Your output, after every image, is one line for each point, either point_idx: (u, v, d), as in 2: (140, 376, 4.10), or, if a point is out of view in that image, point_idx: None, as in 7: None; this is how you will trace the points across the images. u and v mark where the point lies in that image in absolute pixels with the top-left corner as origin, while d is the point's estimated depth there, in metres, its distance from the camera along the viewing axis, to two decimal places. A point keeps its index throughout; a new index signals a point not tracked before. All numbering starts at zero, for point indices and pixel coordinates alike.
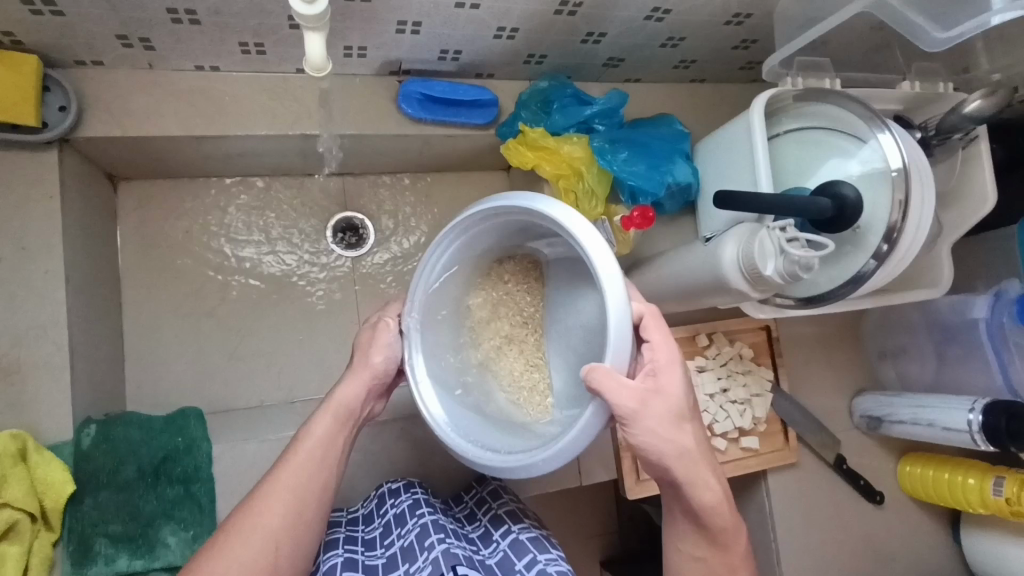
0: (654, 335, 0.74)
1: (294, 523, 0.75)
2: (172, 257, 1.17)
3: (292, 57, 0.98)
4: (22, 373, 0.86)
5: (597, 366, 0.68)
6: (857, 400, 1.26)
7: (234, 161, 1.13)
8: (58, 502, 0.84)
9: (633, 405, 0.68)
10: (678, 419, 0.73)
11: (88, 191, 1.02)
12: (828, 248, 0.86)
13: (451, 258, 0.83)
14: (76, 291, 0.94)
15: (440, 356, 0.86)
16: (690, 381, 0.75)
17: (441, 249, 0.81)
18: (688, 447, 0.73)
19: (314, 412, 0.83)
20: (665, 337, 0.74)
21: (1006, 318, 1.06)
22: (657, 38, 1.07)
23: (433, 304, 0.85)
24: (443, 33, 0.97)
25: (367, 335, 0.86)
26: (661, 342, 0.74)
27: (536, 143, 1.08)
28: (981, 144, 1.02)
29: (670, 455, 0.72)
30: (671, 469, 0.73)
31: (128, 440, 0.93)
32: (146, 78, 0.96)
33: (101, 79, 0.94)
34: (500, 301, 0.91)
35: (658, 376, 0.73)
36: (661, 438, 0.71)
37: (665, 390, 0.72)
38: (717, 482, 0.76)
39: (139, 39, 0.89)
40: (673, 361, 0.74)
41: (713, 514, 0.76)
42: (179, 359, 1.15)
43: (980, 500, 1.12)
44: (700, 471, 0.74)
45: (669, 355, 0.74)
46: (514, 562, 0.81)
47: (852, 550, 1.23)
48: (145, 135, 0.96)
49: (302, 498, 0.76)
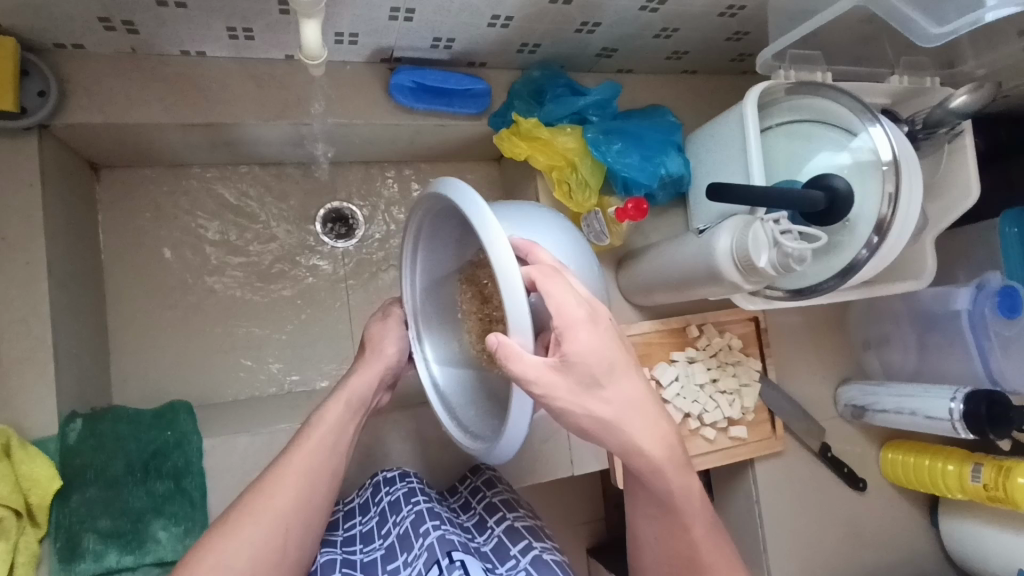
0: (553, 297, 0.66)
1: (304, 506, 0.77)
2: (158, 247, 1.15)
3: (281, 42, 0.96)
4: (3, 367, 0.84)
5: (502, 340, 0.63)
6: (841, 389, 1.29)
7: (221, 149, 1.11)
8: (45, 499, 0.83)
9: (538, 381, 0.63)
10: (597, 387, 0.68)
11: (69, 180, 0.99)
12: (820, 239, 0.85)
13: (432, 253, 0.84)
14: (58, 285, 0.91)
15: (450, 349, 0.87)
16: (607, 341, 0.68)
17: (412, 262, 0.84)
18: (607, 412, 0.69)
19: (325, 402, 0.87)
20: (569, 299, 0.66)
21: (987, 309, 1.09)
22: (651, 29, 1.06)
23: (434, 307, 0.87)
24: (437, 21, 0.95)
25: (376, 329, 0.92)
26: (566, 305, 0.66)
27: (528, 133, 1.06)
28: (966, 139, 1.04)
29: (597, 427, 0.70)
30: (597, 436, 0.71)
31: (116, 435, 0.91)
32: (129, 63, 0.93)
33: (82, 63, 0.91)
34: (488, 286, 0.84)
35: (569, 344, 0.66)
36: (575, 407, 0.67)
37: (573, 358, 0.66)
38: (651, 446, 0.73)
39: (122, 22, 0.86)
40: (584, 325, 0.66)
41: (656, 476, 0.76)
42: (166, 351, 1.13)
43: (959, 485, 1.15)
44: (632, 436, 0.71)
45: (577, 318, 0.66)
46: (508, 549, 0.81)
47: (836, 535, 1.26)
48: (130, 122, 0.94)
49: (312, 482, 0.79)
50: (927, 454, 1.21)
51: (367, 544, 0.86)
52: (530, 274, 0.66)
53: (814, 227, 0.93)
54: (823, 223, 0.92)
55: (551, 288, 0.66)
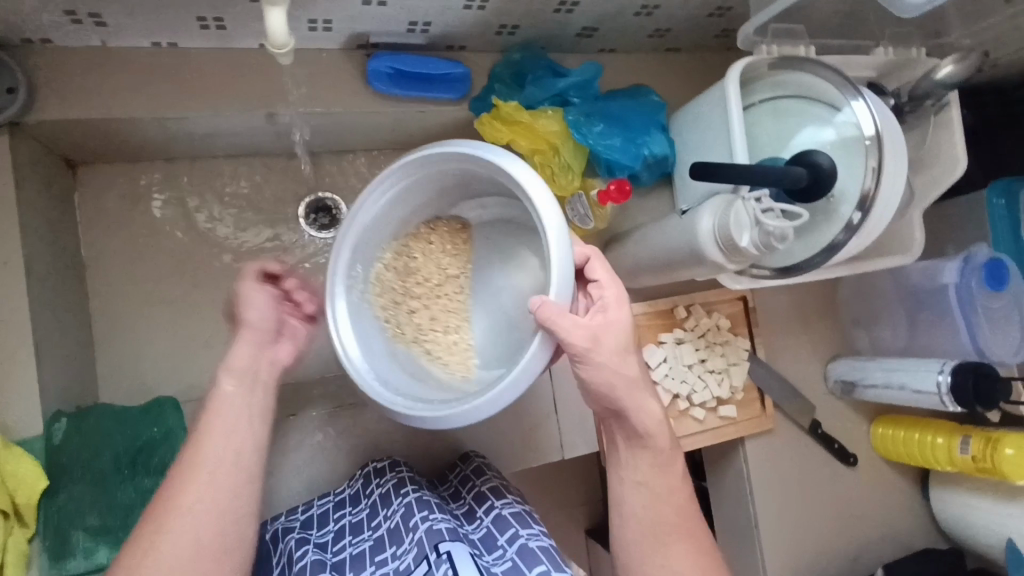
0: (600, 276, 0.80)
1: (223, 498, 0.70)
2: (140, 243, 1.14)
3: (253, 31, 0.94)
4: None
5: (546, 302, 0.73)
6: (831, 365, 1.29)
7: (198, 142, 1.09)
8: (32, 498, 0.83)
9: (584, 342, 0.75)
10: (626, 352, 0.78)
11: (45, 177, 0.98)
12: (803, 218, 0.85)
13: (389, 202, 0.88)
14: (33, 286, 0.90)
15: (359, 301, 0.89)
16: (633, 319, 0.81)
17: (380, 187, 0.86)
18: (630, 375, 0.79)
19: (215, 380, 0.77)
20: (609, 279, 0.80)
21: (974, 281, 1.09)
22: (631, 7, 1.05)
23: (361, 253, 0.89)
24: (411, 5, 0.93)
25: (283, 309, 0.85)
26: (604, 284, 0.79)
27: (510, 117, 1.05)
28: (952, 110, 1.03)
29: (620, 386, 0.78)
30: (618, 397, 0.79)
31: (101, 431, 0.92)
32: (99, 56, 0.92)
33: (51, 58, 0.90)
34: (416, 262, 0.95)
35: (609, 314, 0.78)
36: (608, 371, 0.77)
37: (611, 324, 0.77)
38: (654, 408, 0.82)
39: (89, 14, 0.84)
40: (615, 303, 0.79)
41: (650, 437, 0.82)
42: (152, 348, 1.13)
43: (948, 458, 1.16)
44: (635, 398, 0.80)
45: (617, 296, 0.79)
46: (497, 538, 0.81)
47: (828, 509, 1.27)
48: (103, 117, 0.92)
49: (223, 469, 0.71)
50: (916, 428, 1.22)
51: (356, 536, 0.86)
52: (586, 252, 0.81)
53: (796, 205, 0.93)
54: (793, 197, 0.91)
55: (596, 268, 0.80)
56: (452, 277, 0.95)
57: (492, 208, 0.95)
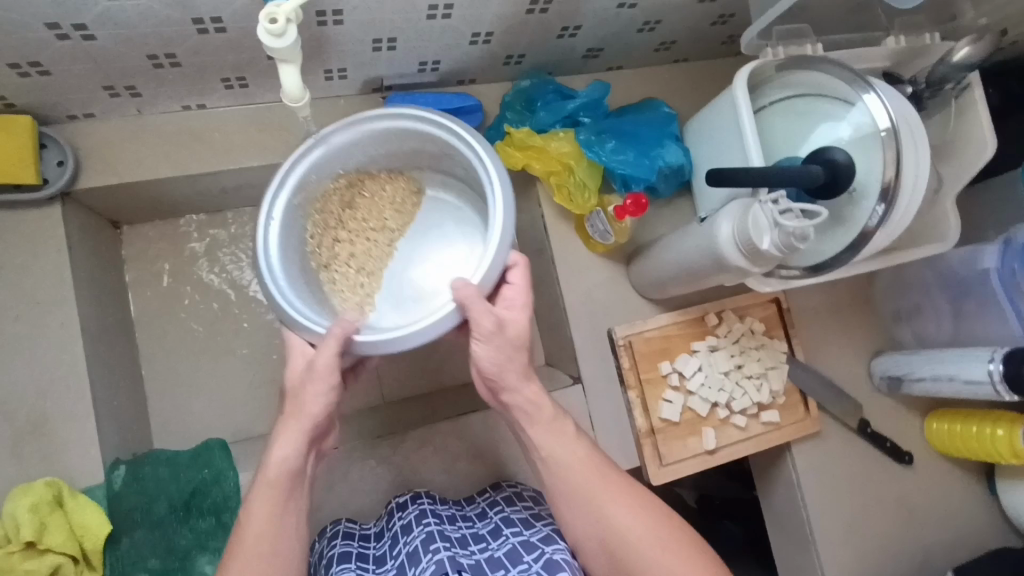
0: (514, 286, 0.82)
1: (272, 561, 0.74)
2: (180, 297, 1.20)
3: (272, 86, 1.00)
4: (51, 424, 0.90)
5: (461, 283, 0.76)
6: (875, 361, 1.25)
7: (229, 195, 1.16)
8: (97, 543, 0.88)
9: (487, 327, 0.77)
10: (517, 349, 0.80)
11: (93, 242, 1.05)
12: (824, 215, 0.83)
13: (369, 134, 0.86)
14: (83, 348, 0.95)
15: (291, 207, 0.85)
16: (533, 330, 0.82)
17: (371, 118, 0.85)
18: (509, 362, 0.79)
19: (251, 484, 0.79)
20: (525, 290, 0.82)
21: (1016, 264, 1.05)
22: (633, 26, 1.07)
23: (322, 166, 0.86)
24: (420, 47, 0.98)
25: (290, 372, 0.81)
26: (514, 295, 0.81)
27: (522, 143, 1.09)
28: (975, 92, 0.99)
29: (494, 368, 0.79)
30: (500, 374, 0.80)
31: (156, 478, 0.95)
32: (135, 123, 0.99)
33: (92, 129, 0.97)
34: (358, 198, 0.94)
35: (508, 317, 0.79)
36: (495, 355, 0.79)
37: (510, 322, 0.79)
38: (532, 387, 0.82)
39: (124, 87, 0.91)
40: (514, 310, 0.80)
41: (534, 412, 0.82)
42: (198, 395, 1.18)
43: (1011, 450, 1.09)
44: (515, 375, 0.80)
45: (518, 303, 0.81)
46: (521, 555, 0.78)
47: (886, 512, 1.22)
48: (142, 180, 0.99)
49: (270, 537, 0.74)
50: (974, 420, 1.16)
51: (381, 565, 0.88)
52: (516, 258, 0.82)
53: (818, 202, 0.91)
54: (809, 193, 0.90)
55: (517, 275, 0.82)
56: (388, 228, 0.96)
57: (452, 190, 0.98)
